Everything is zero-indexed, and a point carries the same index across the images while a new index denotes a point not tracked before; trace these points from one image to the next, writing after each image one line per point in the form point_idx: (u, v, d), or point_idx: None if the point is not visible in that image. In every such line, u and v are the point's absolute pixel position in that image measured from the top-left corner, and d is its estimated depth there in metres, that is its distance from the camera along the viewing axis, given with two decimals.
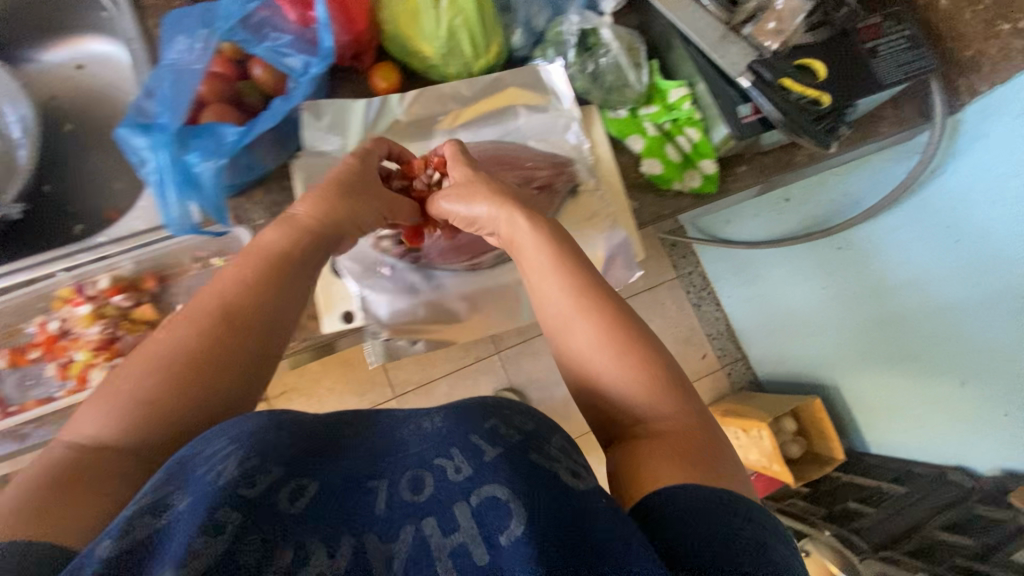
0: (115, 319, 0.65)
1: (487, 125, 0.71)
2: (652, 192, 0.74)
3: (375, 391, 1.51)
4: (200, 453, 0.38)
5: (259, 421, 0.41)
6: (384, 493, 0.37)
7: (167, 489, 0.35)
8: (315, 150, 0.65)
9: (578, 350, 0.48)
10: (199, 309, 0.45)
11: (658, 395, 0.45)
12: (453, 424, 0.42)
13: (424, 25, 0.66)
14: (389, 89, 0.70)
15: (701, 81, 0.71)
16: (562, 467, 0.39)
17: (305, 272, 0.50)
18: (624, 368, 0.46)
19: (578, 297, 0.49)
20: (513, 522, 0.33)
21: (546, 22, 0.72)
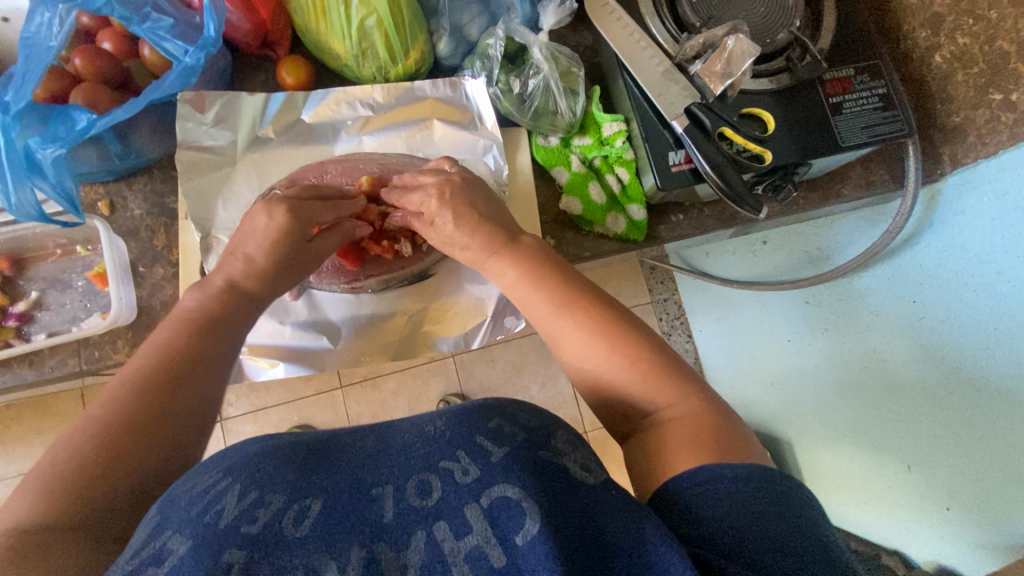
0: None
1: (399, 135, 0.66)
2: (572, 230, 0.67)
3: (320, 376, 1.39)
4: (188, 488, 0.37)
5: (253, 450, 0.40)
6: (389, 500, 0.35)
7: (163, 537, 0.33)
8: (195, 145, 0.60)
9: (579, 361, 0.48)
10: (131, 377, 0.42)
11: (662, 377, 0.44)
12: (456, 425, 0.39)
13: (331, 21, 0.60)
14: (296, 87, 0.64)
15: (636, 120, 0.64)
16: (570, 459, 0.38)
17: (239, 323, 0.49)
18: (626, 364, 0.45)
19: (563, 307, 0.49)
20: (528, 520, 0.32)
21: (479, 32, 0.66)
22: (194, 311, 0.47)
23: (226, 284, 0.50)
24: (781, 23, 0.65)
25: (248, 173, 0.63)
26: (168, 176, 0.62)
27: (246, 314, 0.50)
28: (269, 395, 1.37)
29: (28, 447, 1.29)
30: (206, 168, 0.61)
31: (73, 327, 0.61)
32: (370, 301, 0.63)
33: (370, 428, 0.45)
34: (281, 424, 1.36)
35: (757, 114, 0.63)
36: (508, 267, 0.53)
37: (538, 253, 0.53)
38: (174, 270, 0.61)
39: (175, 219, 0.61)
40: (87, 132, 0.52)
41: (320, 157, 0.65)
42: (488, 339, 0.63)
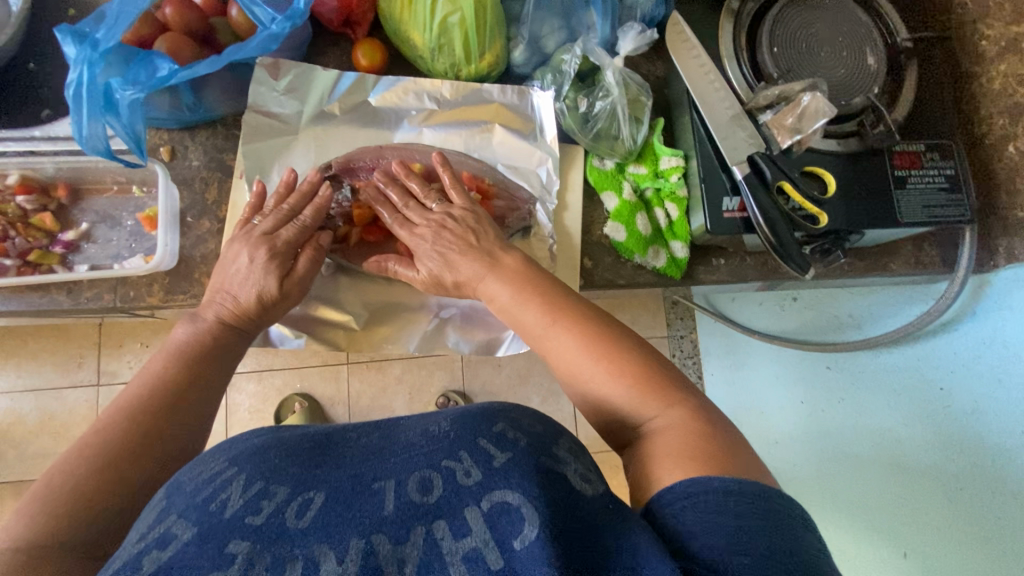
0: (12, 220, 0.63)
1: (459, 134, 0.67)
2: (611, 256, 0.67)
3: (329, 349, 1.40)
4: (195, 475, 0.38)
5: (260, 441, 0.40)
6: (391, 494, 0.35)
7: (167, 523, 0.34)
8: (264, 110, 0.62)
9: (573, 377, 0.46)
10: (128, 404, 0.43)
11: (651, 391, 0.43)
12: (459, 427, 0.39)
13: (415, 12, 0.60)
14: (369, 69, 0.65)
15: (696, 158, 0.63)
16: (571, 468, 0.37)
17: (230, 355, 0.51)
18: (614, 379, 0.44)
19: (552, 325, 0.48)
20: (527, 526, 0.32)
21: (555, 46, 0.67)
22: (182, 346, 0.49)
23: (217, 319, 0.52)
24: (858, 89, 0.65)
25: (307, 144, 0.64)
26: (231, 135, 0.63)
27: (234, 344, 0.52)
28: (276, 358, 1.39)
29: (40, 365, 1.33)
30: (269, 132, 0.62)
31: (115, 265, 0.62)
32: (398, 289, 0.64)
33: (376, 423, 0.45)
34: (283, 389, 1.38)
35: (820, 173, 0.62)
36: (493, 277, 0.52)
37: (523, 262, 0.53)
38: (219, 224, 0.62)
39: (229, 175, 0.63)
40: (166, 81, 0.53)
41: (378, 141, 0.65)
42: (510, 349, 0.63)
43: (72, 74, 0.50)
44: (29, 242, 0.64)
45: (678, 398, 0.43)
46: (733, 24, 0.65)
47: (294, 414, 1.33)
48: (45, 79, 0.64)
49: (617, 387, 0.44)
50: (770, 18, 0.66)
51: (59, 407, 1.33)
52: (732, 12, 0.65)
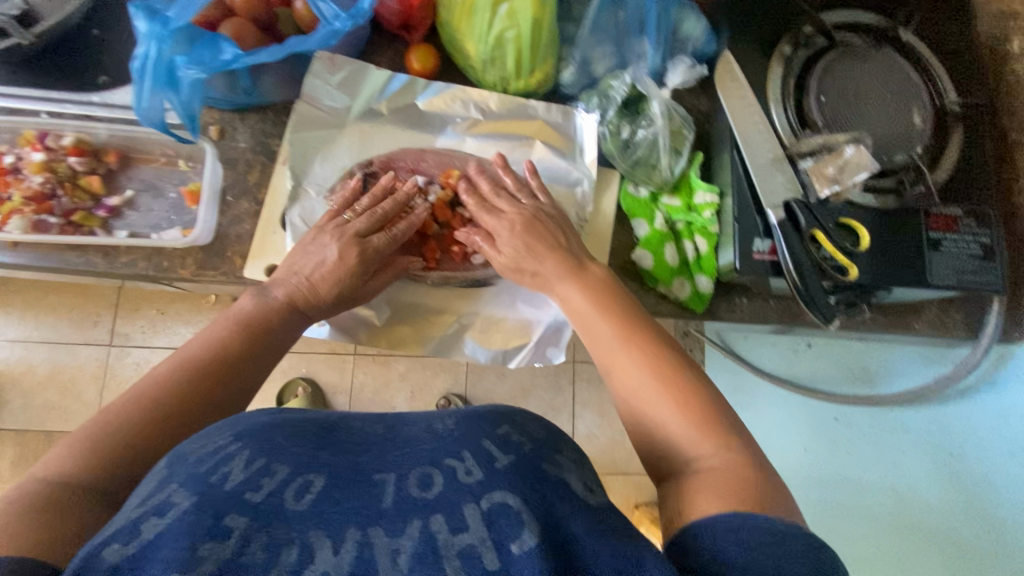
0: (61, 178, 0.64)
1: (502, 146, 0.68)
2: (636, 282, 0.67)
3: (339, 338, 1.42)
4: (197, 447, 0.38)
5: (267, 419, 0.40)
6: (391, 487, 0.35)
7: (168, 490, 0.34)
8: (316, 102, 0.63)
9: (628, 397, 0.48)
10: (183, 365, 0.45)
11: (710, 430, 0.44)
12: (465, 426, 0.40)
13: (473, 23, 0.62)
14: (421, 73, 0.66)
15: (732, 197, 0.63)
16: (573, 477, 0.39)
17: (281, 335, 0.52)
18: (677, 410, 0.45)
19: (623, 340, 0.50)
20: (526, 533, 0.32)
21: (604, 71, 0.67)
22: (238, 321, 0.50)
23: (285, 300, 0.54)
24: (901, 145, 0.66)
25: (352, 139, 0.65)
26: (280, 122, 0.65)
27: (293, 328, 0.53)
28: None
29: (57, 319, 1.36)
30: (317, 123, 0.64)
31: (153, 234, 0.64)
32: (424, 290, 0.65)
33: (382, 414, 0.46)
34: (288, 371, 1.40)
35: (853, 225, 0.62)
36: (563, 288, 0.56)
37: (598, 281, 0.56)
38: (259, 206, 0.63)
39: (273, 160, 0.64)
40: (229, 65, 0.54)
41: (419, 144, 0.67)
42: (525, 363, 0.64)
43: (141, 48, 0.51)
44: (73, 203, 0.65)
45: (729, 441, 0.43)
46: (783, 69, 0.66)
47: (296, 398, 1.35)
48: (109, 48, 0.65)
49: (675, 418, 0.45)
50: (820, 68, 0.66)
51: (70, 362, 1.35)
52: (783, 57, 0.66)
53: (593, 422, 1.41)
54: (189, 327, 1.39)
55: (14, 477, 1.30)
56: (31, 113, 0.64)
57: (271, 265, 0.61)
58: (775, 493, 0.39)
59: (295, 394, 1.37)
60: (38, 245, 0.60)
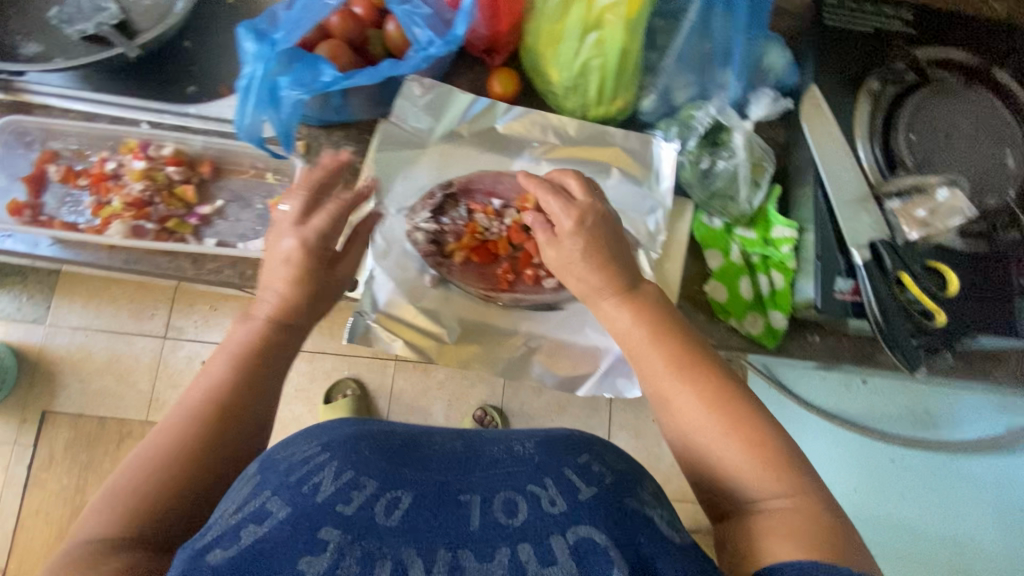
0: (158, 186, 0.68)
1: (576, 172, 0.68)
2: (706, 314, 0.66)
3: None
4: (288, 455, 0.42)
5: (350, 432, 0.45)
6: (477, 510, 0.38)
7: (262, 497, 0.37)
8: (402, 122, 0.64)
9: (692, 432, 0.45)
10: (193, 404, 0.44)
11: (775, 467, 0.42)
12: (545, 454, 0.43)
13: (560, 51, 0.62)
14: (501, 96, 0.67)
15: (814, 232, 0.63)
16: (658, 514, 0.38)
17: (282, 359, 0.50)
18: (743, 447, 0.43)
19: (680, 369, 0.47)
20: (617, 570, 0.32)
21: (684, 100, 0.67)
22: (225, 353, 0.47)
23: (266, 320, 0.50)
24: (994, 188, 0.63)
25: (433, 160, 0.67)
26: (362, 139, 0.67)
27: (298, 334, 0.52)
28: (330, 342, 1.46)
29: (116, 309, 1.41)
30: (401, 143, 0.65)
31: (239, 244, 0.66)
32: (494, 311, 0.65)
33: (456, 433, 0.51)
34: (331, 372, 1.45)
35: (941, 270, 0.60)
36: (608, 303, 0.52)
37: (653, 299, 0.51)
38: None
39: (356, 177, 0.66)
40: (328, 87, 0.55)
41: (497, 167, 0.68)
42: (593, 391, 0.64)
43: (249, 69, 0.54)
44: (168, 210, 0.68)
45: (799, 481, 0.42)
46: (870, 105, 0.64)
47: (344, 398, 1.40)
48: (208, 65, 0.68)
49: (744, 457, 0.43)
50: (910, 106, 0.65)
51: (126, 351, 1.41)
52: (872, 93, 0.65)
53: (629, 444, 1.40)
54: None
55: (69, 458, 1.36)
56: (131, 122, 0.67)
57: None
58: (847, 546, 0.39)
59: (344, 395, 1.41)
60: (134, 250, 0.62)
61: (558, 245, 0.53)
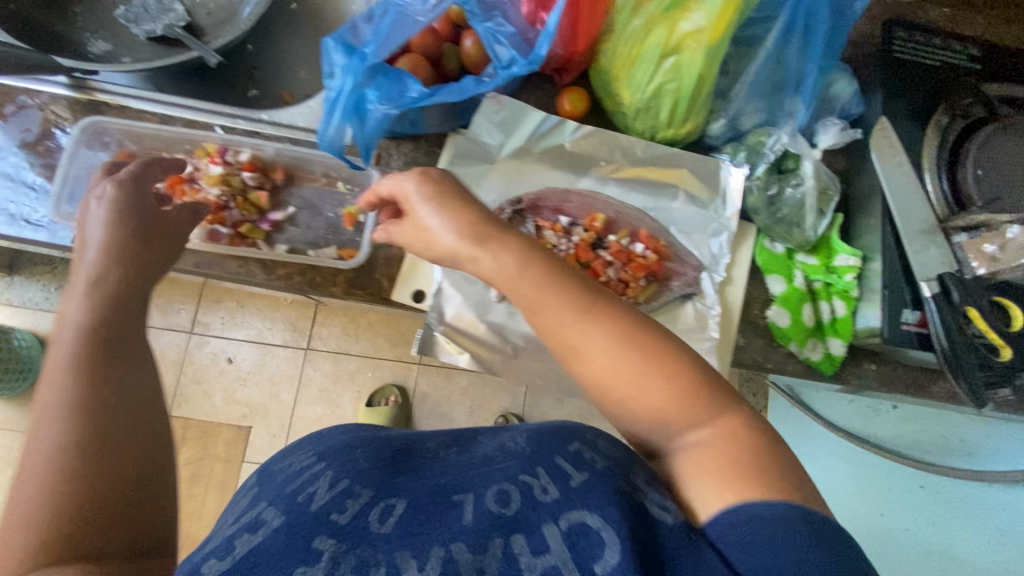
0: (234, 192, 0.67)
1: (640, 193, 0.69)
2: (764, 338, 0.66)
3: (404, 346, 1.48)
4: (288, 466, 0.46)
5: (345, 439, 0.47)
6: (469, 506, 0.38)
7: (260, 507, 0.41)
8: (476, 137, 0.65)
9: (604, 382, 0.40)
10: (56, 413, 0.39)
11: (699, 399, 0.38)
12: (536, 444, 0.41)
13: (634, 74, 0.62)
14: (570, 114, 0.68)
15: (880, 262, 0.63)
16: (650, 498, 0.36)
17: (129, 326, 0.47)
18: (663, 385, 0.38)
19: (583, 315, 0.40)
20: (608, 551, 0.33)
21: (751, 125, 0.67)
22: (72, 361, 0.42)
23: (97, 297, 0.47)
24: None
25: (501, 175, 0.67)
26: (431, 151, 0.67)
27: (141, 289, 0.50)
28: (354, 344, 1.48)
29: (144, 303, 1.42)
30: (473, 158, 0.66)
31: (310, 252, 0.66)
32: None
33: (461, 433, 0.49)
34: (354, 373, 1.47)
35: (1005, 305, 0.59)
36: (484, 253, 0.42)
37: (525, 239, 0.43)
38: None
39: None
40: (415, 103, 0.56)
41: (564, 184, 0.68)
42: None
43: (338, 82, 0.55)
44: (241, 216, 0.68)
45: (720, 403, 0.39)
46: (938, 140, 0.65)
47: (387, 406, 1.40)
48: None
49: (661, 396, 0.38)
50: (977, 141, 0.65)
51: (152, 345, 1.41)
52: (940, 127, 0.65)
53: None
54: (265, 322, 1.47)
55: None
56: (204, 126, 0.67)
57: (418, 290, 0.63)
58: (772, 461, 0.36)
59: (387, 400, 1.42)
60: (206, 253, 0.63)
61: (431, 218, 0.45)
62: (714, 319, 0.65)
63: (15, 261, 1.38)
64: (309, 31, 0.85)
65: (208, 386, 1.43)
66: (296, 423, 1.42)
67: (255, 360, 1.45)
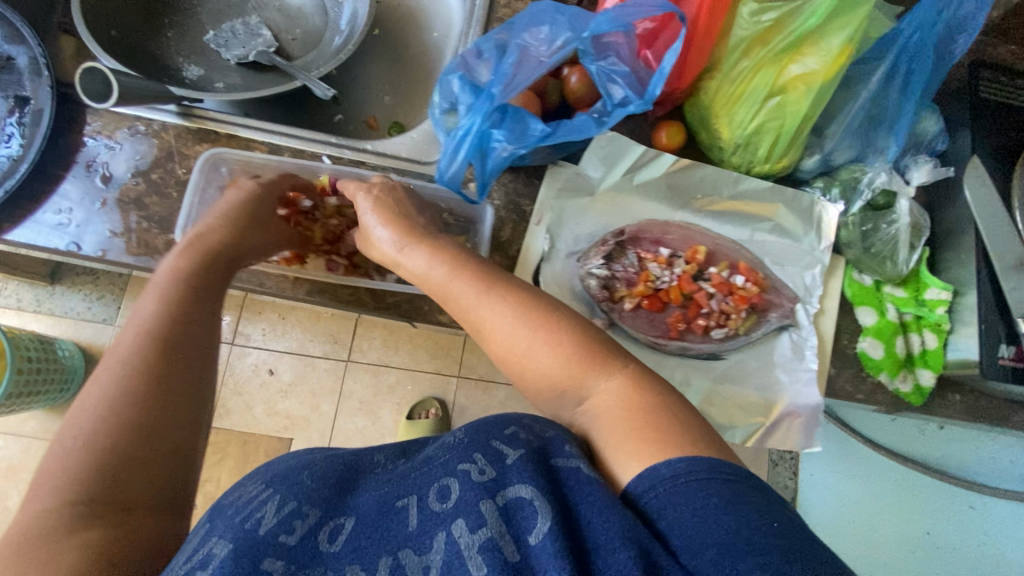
0: (347, 221, 0.69)
1: (734, 224, 0.70)
2: (853, 367, 0.67)
3: (444, 359, 1.49)
4: (235, 498, 0.44)
5: (297, 464, 0.47)
6: (414, 510, 0.40)
7: (211, 543, 0.39)
8: (583, 172, 0.68)
9: (508, 350, 0.51)
10: (104, 398, 0.46)
11: (587, 361, 0.49)
12: (473, 434, 0.45)
13: (737, 111, 0.64)
14: (667, 148, 0.68)
15: (974, 295, 0.65)
16: (580, 463, 0.42)
17: (193, 319, 0.53)
18: (550, 346, 0.50)
19: (484, 295, 0.53)
20: (540, 519, 0.37)
21: (843, 161, 0.69)
22: (131, 357, 0.49)
23: (158, 313, 0.52)
24: None
25: (603, 208, 0.69)
26: (530, 182, 0.68)
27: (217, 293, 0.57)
28: (394, 356, 1.48)
29: None
30: (579, 192, 0.68)
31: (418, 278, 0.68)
32: (660, 359, 0.67)
33: (405, 444, 0.50)
34: (394, 385, 1.47)
35: None
36: (417, 252, 0.57)
37: (453, 246, 0.58)
38: (509, 261, 0.66)
39: (524, 220, 0.67)
40: (540, 142, 0.58)
41: (662, 216, 0.70)
42: (758, 444, 0.65)
43: (467, 122, 0.57)
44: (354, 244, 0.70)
45: (611, 364, 0.49)
46: None
47: (429, 418, 1.40)
48: None
49: (555, 361, 0.50)
50: None
51: None
52: None
53: None
54: (306, 334, 1.47)
55: None
56: (311, 156, 0.69)
57: None
58: (672, 418, 0.44)
59: (427, 412, 1.43)
60: (322, 282, 0.64)
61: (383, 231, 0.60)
62: (812, 351, 0.66)
63: (57, 270, 1.37)
64: (391, 58, 0.87)
65: (248, 398, 1.43)
66: (337, 436, 1.42)
67: (296, 372, 1.45)
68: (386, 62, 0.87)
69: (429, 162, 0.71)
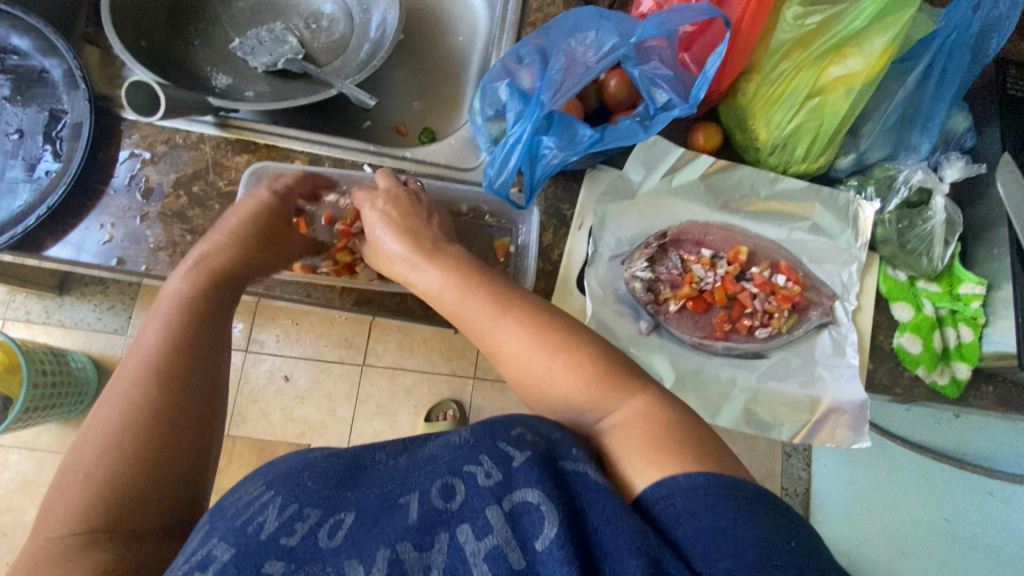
0: None
1: (773, 223, 0.72)
2: (891, 363, 0.68)
3: (460, 361, 1.48)
4: (235, 499, 0.41)
5: (294, 464, 0.44)
6: (415, 504, 0.38)
7: (210, 544, 0.37)
8: (623, 176, 0.68)
9: (525, 372, 0.49)
10: (128, 411, 0.46)
11: (607, 383, 0.46)
12: (479, 433, 0.41)
13: (775, 112, 0.65)
14: (704, 149, 0.69)
15: (1009, 288, 0.66)
16: (589, 465, 0.39)
17: (200, 337, 0.52)
18: (568, 369, 0.47)
19: (500, 319, 0.50)
20: (547, 525, 0.35)
21: (876, 159, 0.71)
22: (143, 374, 0.48)
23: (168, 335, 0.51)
24: None
25: (644, 211, 0.70)
26: (569, 186, 0.68)
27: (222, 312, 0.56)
28: (410, 359, 1.48)
29: None
30: (619, 195, 0.69)
31: None
32: (706, 360, 0.68)
33: (405, 437, 0.47)
34: (410, 389, 1.46)
35: None
36: (422, 262, 0.57)
37: (456, 254, 0.57)
38: (552, 266, 0.65)
39: (565, 224, 0.67)
40: (588, 149, 0.59)
41: (700, 218, 0.72)
42: (804, 441, 0.66)
43: (518, 129, 0.59)
44: None
45: (632, 386, 0.46)
46: None
47: (447, 421, 1.40)
48: None
49: (573, 380, 0.47)
50: None
51: None
52: None
53: None
54: (321, 339, 1.46)
55: None
56: (352, 165, 0.69)
57: None
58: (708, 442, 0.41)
59: (445, 414, 1.42)
60: (371, 292, 0.64)
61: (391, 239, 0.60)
62: (853, 346, 0.67)
63: (66, 281, 1.35)
64: (418, 63, 0.86)
65: (265, 405, 1.42)
66: (355, 440, 1.42)
67: (312, 378, 1.44)
68: (413, 67, 0.87)
69: (468, 167, 0.70)
